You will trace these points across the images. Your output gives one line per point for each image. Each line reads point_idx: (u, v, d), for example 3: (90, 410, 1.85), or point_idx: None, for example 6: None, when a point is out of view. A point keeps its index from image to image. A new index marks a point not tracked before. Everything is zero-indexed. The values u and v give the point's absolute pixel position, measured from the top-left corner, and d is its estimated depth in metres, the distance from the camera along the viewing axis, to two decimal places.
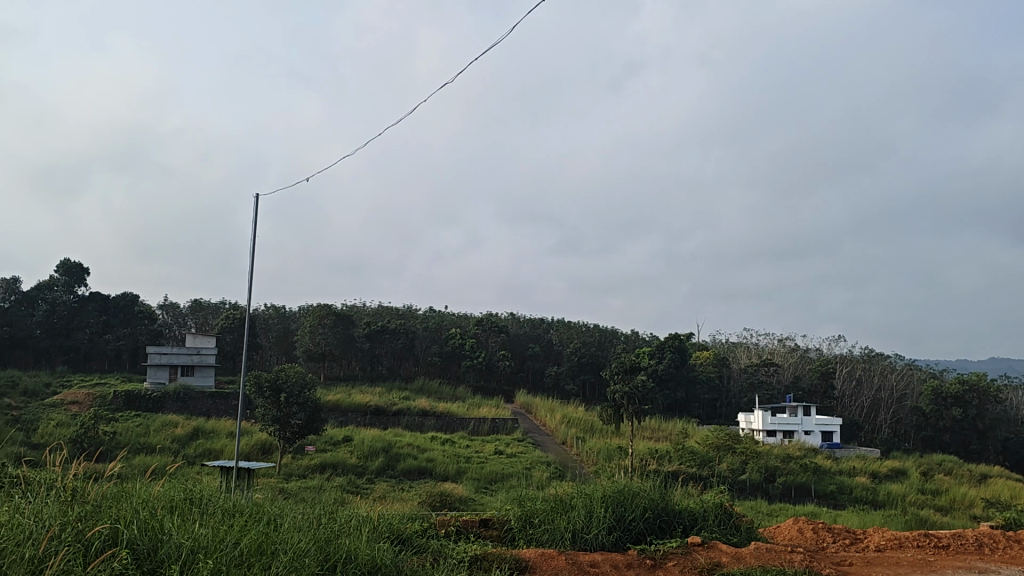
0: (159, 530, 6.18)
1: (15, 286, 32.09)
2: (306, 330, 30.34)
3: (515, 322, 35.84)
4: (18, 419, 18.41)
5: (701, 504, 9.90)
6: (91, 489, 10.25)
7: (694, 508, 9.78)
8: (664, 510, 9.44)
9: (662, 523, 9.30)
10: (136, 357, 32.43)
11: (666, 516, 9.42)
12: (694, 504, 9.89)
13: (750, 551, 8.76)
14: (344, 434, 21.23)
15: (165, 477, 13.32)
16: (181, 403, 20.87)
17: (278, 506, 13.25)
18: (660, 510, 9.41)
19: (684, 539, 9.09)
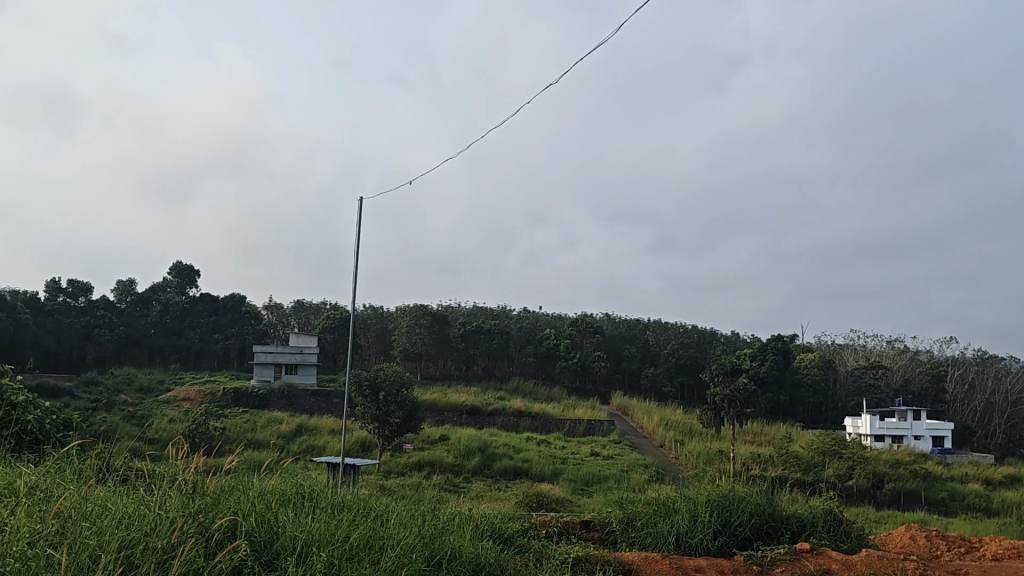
0: (274, 525, 6.36)
1: (130, 287, 33.69)
2: (403, 329, 30.99)
3: (609, 323, 35.72)
4: (134, 414, 19.25)
5: (810, 509, 9.68)
6: (210, 481, 10.66)
7: (803, 514, 9.56)
8: (771, 516, 9.25)
9: (769, 529, 9.12)
10: (242, 356, 33.55)
11: (773, 522, 9.22)
12: (803, 509, 9.68)
13: (862, 558, 8.49)
14: (442, 433, 21.51)
15: (275, 472, 13.71)
16: (285, 401, 21.51)
17: (381, 502, 13.53)
18: (766, 516, 9.23)
19: (792, 545, 8.89)
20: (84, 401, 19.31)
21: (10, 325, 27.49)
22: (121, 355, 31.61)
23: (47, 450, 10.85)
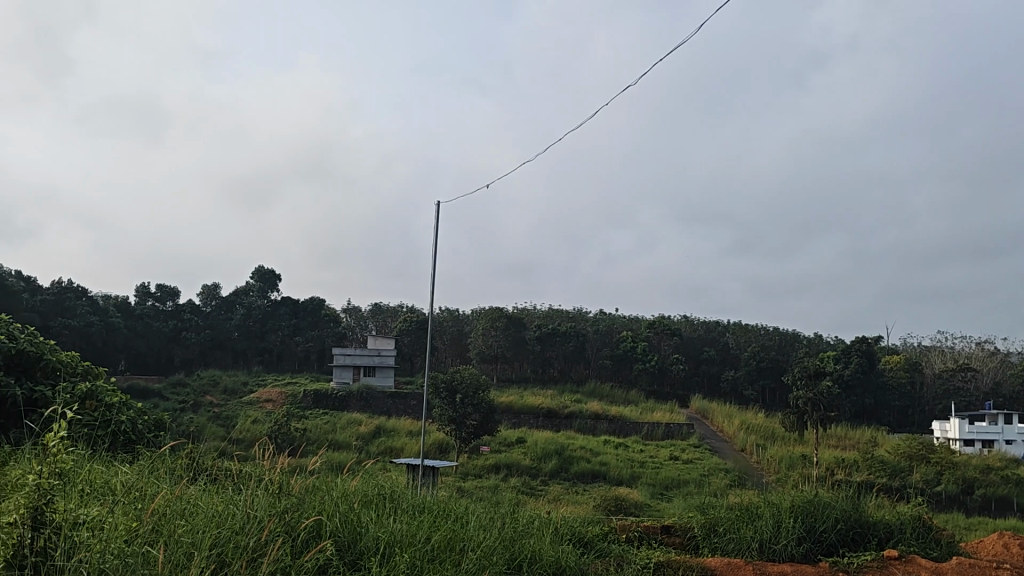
0: (357, 525, 6.45)
1: (215, 290, 34.98)
2: (479, 332, 31.42)
3: (687, 326, 35.31)
4: (219, 415, 19.77)
5: (897, 516, 9.38)
6: (295, 482, 10.85)
7: (890, 520, 9.26)
8: (857, 522, 8.97)
9: (855, 536, 8.85)
10: (322, 358, 33.98)
11: (859, 528, 8.94)
12: (890, 516, 9.38)
13: (953, 566, 8.14)
14: (518, 436, 21.58)
15: (357, 473, 13.90)
16: (364, 403, 21.82)
17: (460, 504, 13.61)
18: (853, 521, 8.97)
19: (879, 552, 8.59)
20: (172, 401, 19.94)
21: (103, 328, 28.60)
22: (207, 358, 32.49)
23: (140, 450, 11.21)
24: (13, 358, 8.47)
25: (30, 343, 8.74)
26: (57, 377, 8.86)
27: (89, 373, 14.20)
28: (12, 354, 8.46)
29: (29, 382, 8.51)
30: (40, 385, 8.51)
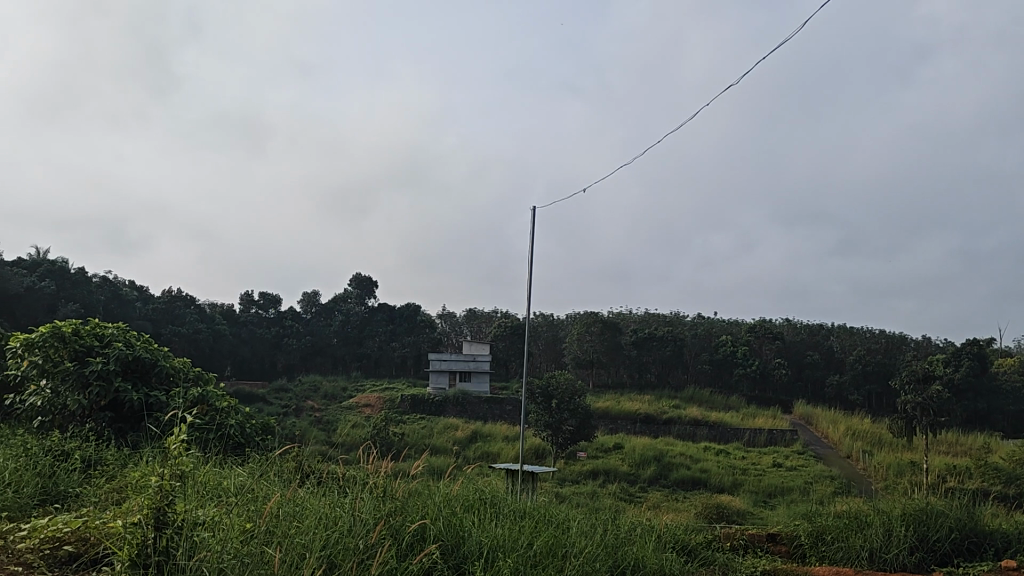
0: (460, 529, 6.38)
1: (315, 298, 36.08)
2: (574, 338, 31.78)
3: (789, 330, 34.47)
4: (321, 420, 20.23)
5: (1016, 526, 8.87)
6: (399, 485, 10.95)
7: (1009, 529, 8.73)
8: (973, 531, 8.52)
9: (970, 545, 8.39)
10: (419, 364, 34.41)
11: (975, 537, 8.49)
12: (1009, 525, 8.87)
13: None
14: (616, 442, 21.42)
15: (457, 478, 13.99)
16: (460, 408, 22.01)
17: (561, 510, 13.54)
18: (968, 529, 8.50)
19: (998, 563, 8.10)
20: (276, 406, 20.53)
21: (209, 335, 29.78)
22: (308, 363, 33.34)
23: (251, 453, 11.53)
24: (130, 364, 8.83)
25: (146, 350, 9.12)
26: (170, 382, 9.17)
27: (199, 378, 14.74)
28: (130, 360, 8.82)
29: (146, 387, 8.85)
30: (156, 390, 8.83)
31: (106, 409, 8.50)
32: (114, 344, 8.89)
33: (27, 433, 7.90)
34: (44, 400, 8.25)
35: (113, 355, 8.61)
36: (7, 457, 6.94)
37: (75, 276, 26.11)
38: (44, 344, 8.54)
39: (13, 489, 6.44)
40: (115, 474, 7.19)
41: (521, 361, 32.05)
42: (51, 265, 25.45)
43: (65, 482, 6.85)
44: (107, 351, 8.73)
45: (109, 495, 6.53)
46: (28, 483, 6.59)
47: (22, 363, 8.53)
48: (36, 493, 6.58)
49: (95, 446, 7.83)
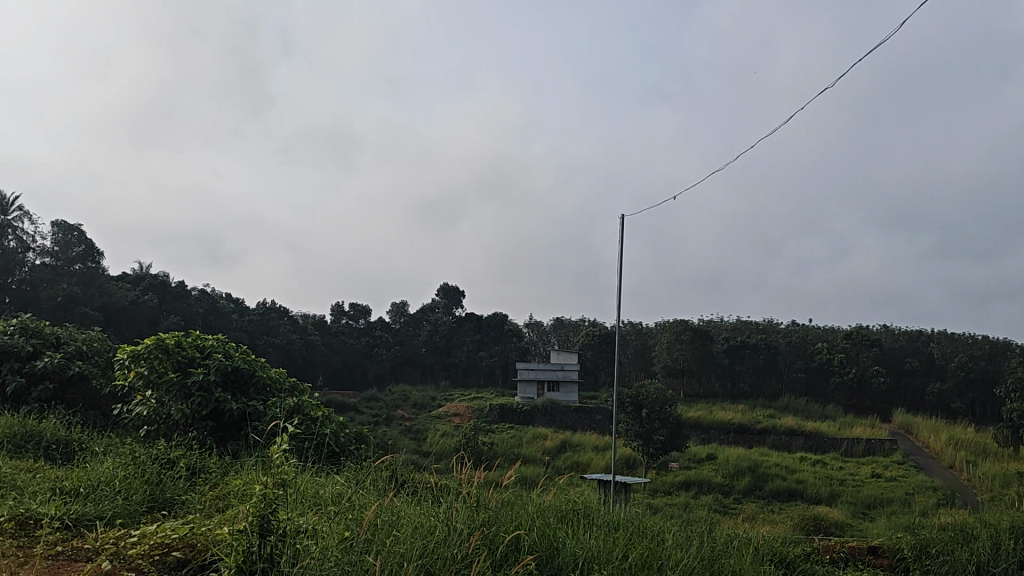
0: (555, 539, 6.29)
1: (404, 308, 36.69)
2: (663, 346, 31.59)
3: (886, 336, 33.38)
4: (411, 428, 20.47)
5: None
6: (492, 495, 10.93)
7: None
8: None
9: None
10: (507, 374, 34.56)
11: None
12: None
13: None
14: (709, 452, 21.04)
15: (549, 488, 13.92)
16: (549, 417, 21.98)
17: (655, 521, 13.33)
18: None
19: None
20: (367, 415, 20.88)
21: (302, 345, 30.61)
22: (398, 373, 33.97)
23: (348, 462, 11.69)
24: (230, 375, 9.07)
25: (244, 361, 9.35)
26: (267, 393, 9.38)
27: (295, 389, 15.12)
28: (229, 370, 9.06)
29: (244, 398, 9.08)
30: (254, 401, 9.05)
31: (207, 419, 8.75)
32: (215, 355, 9.15)
33: (134, 442, 8.19)
34: (149, 410, 8.55)
35: (214, 366, 8.87)
36: (117, 465, 7.21)
37: (175, 289, 27.22)
38: (149, 356, 8.86)
39: (124, 496, 6.68)
40: (218, 482, 7.39)
41: (609, 370, 31.87)
42: (153, 279, 26.63)
43: (171, 489, 7.07)
44: (207, 361, 8.99)
45: (213, 502, 6.71)
46: (137, 490, 6.83)
47: (129, 375, 8.87)
48: (145, 500, 6.79)
49: (197, 454, 8.07)
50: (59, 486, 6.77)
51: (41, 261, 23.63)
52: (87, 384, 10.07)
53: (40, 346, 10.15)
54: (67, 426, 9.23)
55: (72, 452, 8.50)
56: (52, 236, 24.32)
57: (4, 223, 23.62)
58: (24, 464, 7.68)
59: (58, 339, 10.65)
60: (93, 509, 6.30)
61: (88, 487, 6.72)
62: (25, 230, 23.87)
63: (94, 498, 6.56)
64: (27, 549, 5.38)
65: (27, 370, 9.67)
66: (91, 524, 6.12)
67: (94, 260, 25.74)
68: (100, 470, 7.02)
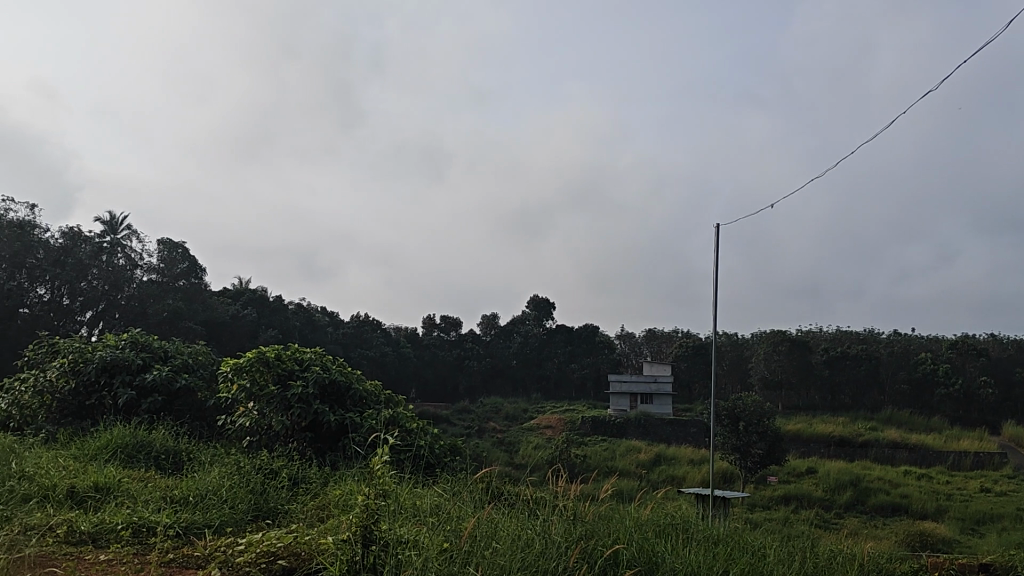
0: (654, 554, 6.08)
1: (494, 321, 37.01)
2: (761, 357, 31.09)
3: (995, 345, 32.00)
4: (503, 440, 20.52)
5: None
6: (589, 508, 10.80)
7: None
8: None
9: None
10: (598, 386, 34.39)
11: None
12: None
13: None
14: (808, 466, 20.50)
15: (645, 501, 13.71)
16: (643, 429, 21.78)
17: (756, 537, 13.02)
18: None
19: None
20: (460, 427, 21.06)
21: (394, 357, 31.13)
22: (489, 385, 33.95)
23: (443, 475, 11.69)
24: (327, 387, 9.29)
25: (341, 373, 9.53)
26: (363, 405, 9.55)
27: (391, 401, 15.33)
28: (327, 383, 9.26)
29: (342, 410, 9.25)
30: (350, 412, 9.21)
31: (306, 430, 8.94)
32: (313, 367, 9.35)
33: (238, 453, 8.42)
34: (251, 422, 8.78)
35: (312, 379, 9.09)
36: (223, 475, 7.43)
37: (273, 303, 28.07)
38: (251, 368, 9.17)
39: (230, 505, 6.88)
40: (318, 492, 7.54)
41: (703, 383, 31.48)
42: (252, 294, 27.53)
43: (274, 499, 7.24)
44: (306, 374, 9.22)
45: (315, 512, 6.84)
46: (243, 499, 7.01)
47: (233, 387, 9.17)
48: (250, 509, 6.97)
49: (298, 465, 8.26)
50: (170, 495, 7.00)
51: (148, 278, 24.85)
52: (193, 397, 10.43)
53: (149, 360, 10.51)
54: (175, 437, 9.54)
55: (180, 462, 8.79)
56: (158, 254, 25.54)
57: (114, 242, 25.04)
58: (135, 474, 7.97)
59: (166, 353, 11.06)
60: (202, 518, 6.48)
61: (197, 496, 6.93)
62: (133, 249, 25.10)
63: (203, 507, 6.76)
64: (143, 557, 5.56)
65: (137, 382, 10.02)
66: (201, 532, 6.30)
67: (197, 277, 26.81)
68: (207, 480, 7.24)
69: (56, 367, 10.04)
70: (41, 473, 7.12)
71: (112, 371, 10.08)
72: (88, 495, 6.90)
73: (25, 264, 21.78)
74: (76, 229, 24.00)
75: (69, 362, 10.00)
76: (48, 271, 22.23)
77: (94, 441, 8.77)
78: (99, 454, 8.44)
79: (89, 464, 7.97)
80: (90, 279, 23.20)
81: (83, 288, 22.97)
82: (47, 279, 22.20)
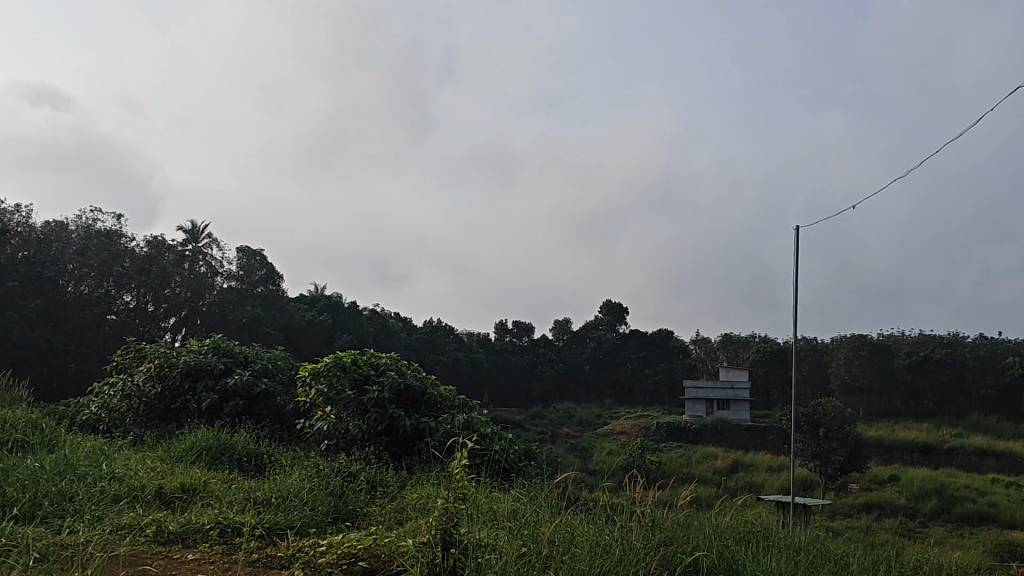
0: (734, 564, 5.89)
1: (566, 326, 37.10)
2: (842, 361, 31.72)
3: None
4: (577, 445, 20.51)
5: None
6: (668, 514, 10.69)
7: None
8: None
9: None
10: (673, 392, 34.11)
11: None
12: None
13: None
14: (891, 473, 19.98)
15: (725, 507, 13.54)
16: (719, 436, 21.55)
17: (839, 545, 12.74)
18: None
19: None
20: (534, 432, 21.13)
21: (467, 362, 31.38)
22: (561, 391, 33.93)
23: (520, 480, 11.71)
24: (403, 392, 9.43)
25: (416, 378, 9.66)
26: (438, 410, 9.66)
27: (465, 405, 15.43)
28: (402, 388, 9.41)
29: (416, 414, 9.38)
30: (425, 416, 9.32)
31: (383, 434, 9.07)
32: (388, 372, 9.51)
33: (317, 456, 8.58)
34: (329, 425, 8.95)
35: (388, 384, 9.26)
36: (303, 478, 7.61)
37: (348, 309, 28.60)
38: (329, 373, 9.39)
39: (311, 507, 7.04)
40: (395, 496, 7.65)
41: (783, 388, 30.97)
42: (328, 300, 28.10)
43: (352, 501, 7.37)
44: (382, 379, 9.38)
45: (393, 515, 6.95)
46: (322, 502, 7.17)
47: (311, 392, 9.40)
48: (330, 511, 7.12)
49: (376, 468, 8.39)
50: (253, 496, 7.19)
51: (228, 285, 25.55)
52: (272, 401, 10.70)
53: (231, 365, 10.82)
54: (256, 439, 9.80)
55: (261, 464, 9.02)
56: (236, 261, 26.20)
57: (196, 251, 25.89)
58: (220, 475, 8.22)
59: (247, 357, 11.35)
60: (285, 519, 6.65)
61: (279, 498, 7.10)
62: (214, 256, 25.89)
63: (284, 508, 6.93)
64: (230, 556, 5.72)
65: (219, 387, 10.34)
66: (283, 533, 6.47)
67: (275, 283, 27.41)
68: (288, 482, 7.43)
69: (143, 372, 10.40)
70: (130, 474, 7.36)
71: (196, 375, 10.44)
72: (176, 495, 7.13)
73: (113, 272, 22.78)
74: (161, 239, 24.97)
75: (155, 366, 10.33)
76: (134, 279, 23.23)
77: (180, 443, 9.05)
78: (185, 456, 8.69)
79: (176, 465, 8.24)
80: (173, 286, 24.18)
81: (166, 295, 23.95)
82: (133, 286, 23.18)
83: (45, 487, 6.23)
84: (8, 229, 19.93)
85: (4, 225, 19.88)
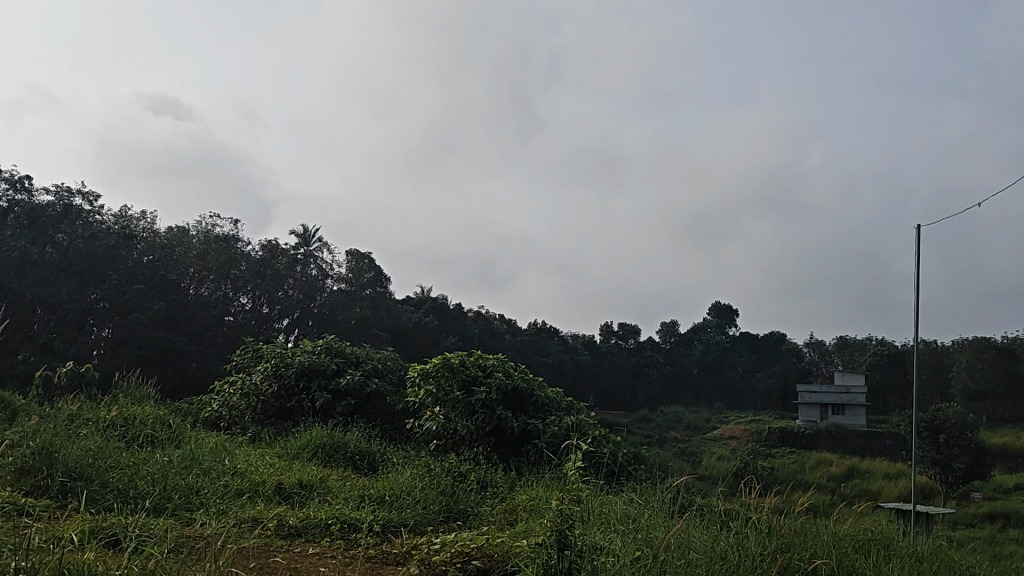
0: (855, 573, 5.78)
1: (673, 328, 36.90)
2: (964, 366, 30.39)
3: None
4: (686, 449, 20.44)
5: None
6: (789, 522, 10.56)
7: None
8: None
9: None
10: (786, 396, 33.43)
11: None
12: None
13: None
14: (1018, 483, 19.17)
15: (844, 514, 13.31)
16: (834, 441, 21.08)
17: (962, 555, 12.32)
18: None
19: None
20: (641, 436, 21.16)
21: (571, 364, 31.53)
22: (668, 393, 33.83)
23: (634, 485, 11.70)
24: (510, 394, 9.58)
25: (523, 380, 9.81)
26: (545, 411, 9.80)
27: (575, 407, 15.55)
28: (509, 389, 9.56)
29: (524, 415, 9.53)
30: (532, 418, 9.45)
31: (491, 435, 9.24)
32: (495, 373, 9.68)
33: (427, 455, 8.82)
34: (439, 425, 9.17)
35: (495, 385, 9.44)
36: (414, 477, 7.83)
37: (453, 312, 29.14)
38: (437, 374, 9.66)
39: (423, 505, 7.24)
40: (504, 497, 7.80)
41: (899, 392, 30.05)
42: (434, 302, 28.73)
43: (463, 501, 7.55)
44: (489, 380, 9.57)
45: (503, 516, 7.10)
46: (434, 500, 7.38)
47: (421, 393, 9.67)
48: (441, 510, 7.30)
49: (484, 468, 8.58)
50: (368, 493, 7.44)
51: (338, 287, 26.44)
52: (384, 401, 11.03)
53: (342, 365, 11.19)
54: (369, 438, 10.12)
55: (374, 463, 9.31)
56: (346, 265, 27.13)
57: (307, 254, 26.94)
58: (335, 472, 8.54)
59: (358, 358, 11.73)
60: (398, 517, 6.86)
61: (393, 497, 7.34)
62: (324, 259, 26.83)
63: (398, 506, 7.15)
64: (350, 551, 5.95)
65: (332, 386, 10.72)
66: (396, 531, 6.66)
67: (384, 285, 28.18)
68: (400, 481, 7.66)
69: (261, 371, 10.86)
70: (251, 470, 7.73)
71: (310, 375, 10.87)
72: (294, 491, 7.44)
73: (230, 274, 23.89)
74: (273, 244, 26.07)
75: (272, 366, 10.81)
76: (250, 281, 24.27)
77: (296, 441, 9.42)
78: (301, 453, 9.06)
79: (293, 462, 8.59)
80: (286, 288, 25.20)
81: (279, 297, 24.86)
82: (249, 288, 24.17)
83: (173, 480, 6.50)
84: (133, 234, 21.71)
85: (128, 232, 21.53)
